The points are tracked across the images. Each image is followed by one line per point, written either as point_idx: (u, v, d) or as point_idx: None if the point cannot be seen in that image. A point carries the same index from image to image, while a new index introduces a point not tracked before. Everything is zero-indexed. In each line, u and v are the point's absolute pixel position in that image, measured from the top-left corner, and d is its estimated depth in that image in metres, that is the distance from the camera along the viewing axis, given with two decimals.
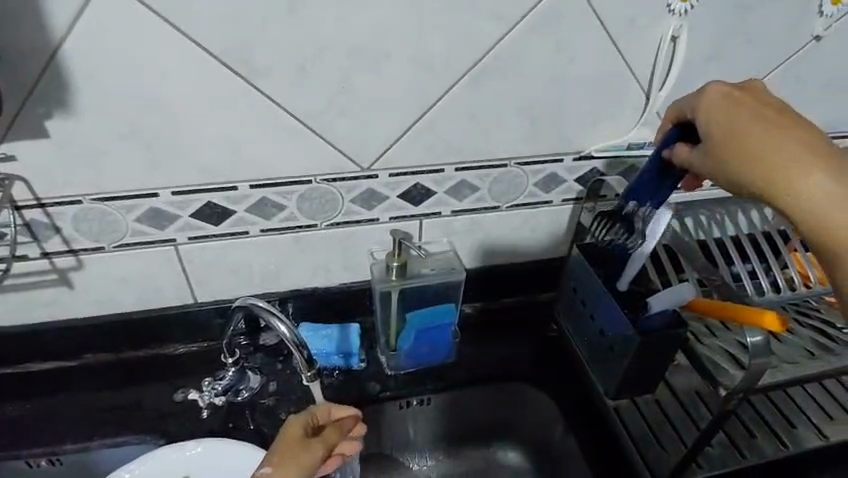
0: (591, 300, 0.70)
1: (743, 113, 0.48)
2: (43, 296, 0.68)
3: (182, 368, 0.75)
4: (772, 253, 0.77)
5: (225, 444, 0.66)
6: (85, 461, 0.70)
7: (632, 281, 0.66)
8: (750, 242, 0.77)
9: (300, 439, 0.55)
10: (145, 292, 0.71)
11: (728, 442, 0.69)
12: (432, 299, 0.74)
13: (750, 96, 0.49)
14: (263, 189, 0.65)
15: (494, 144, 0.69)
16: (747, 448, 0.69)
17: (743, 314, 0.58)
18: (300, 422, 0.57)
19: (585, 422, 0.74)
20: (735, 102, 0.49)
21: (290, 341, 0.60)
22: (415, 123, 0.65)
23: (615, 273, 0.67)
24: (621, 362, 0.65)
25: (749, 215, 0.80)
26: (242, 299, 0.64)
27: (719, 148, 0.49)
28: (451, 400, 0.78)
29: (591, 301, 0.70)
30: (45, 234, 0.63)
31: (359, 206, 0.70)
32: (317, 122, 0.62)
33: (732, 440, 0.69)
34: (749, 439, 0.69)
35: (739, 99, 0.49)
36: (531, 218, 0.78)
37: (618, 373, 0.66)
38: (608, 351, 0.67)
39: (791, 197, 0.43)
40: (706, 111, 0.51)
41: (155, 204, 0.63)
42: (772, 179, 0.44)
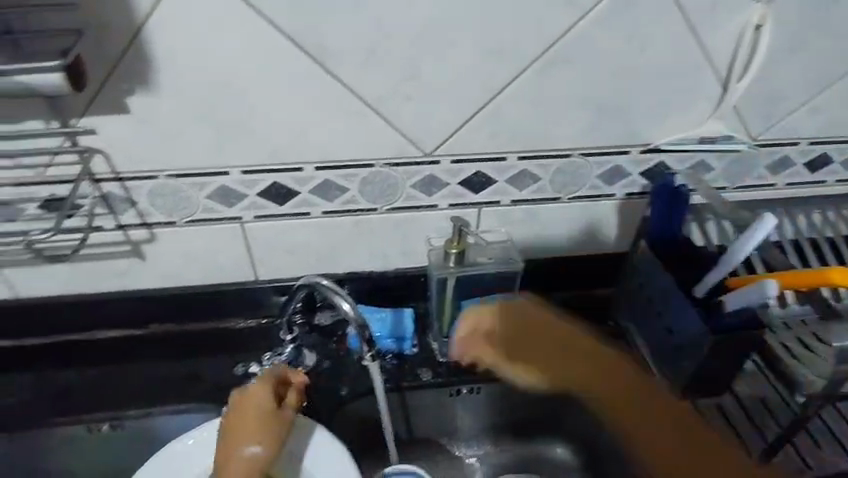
0: (659, 296, 0.66)
1: None
2: (116, 266, 0.72)
3: (241, 344, 0.77)
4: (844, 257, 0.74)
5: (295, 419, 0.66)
6: (149, 426, 0.73)
7: (711, 287, 0.63)
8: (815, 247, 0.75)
9: (265, 412, 0.62)
10: (209, 267, 0.74)
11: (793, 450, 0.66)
12: (487, 288, 0.74)
13: None
14: (327, 172, 0.66)
15: (559, 134, 0.68)
16: (813, 459, 0.66)
17: (808, 277, 0.59)
18: (268, 393, 0.63)
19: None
20: None
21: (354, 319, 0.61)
22: (480, 110, 0.64)
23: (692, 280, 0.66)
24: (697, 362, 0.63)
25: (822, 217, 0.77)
26: (307, 278, 0.65)
27: None
28: (499, 393, 0.77)
29: (659, 298, 0.67)
30: (121, 207, 0.66)
31: (420, 192, 0.70)
32: (383, 107, 0.62)
33: (799, 451, 0.66)
34: (815, 450, 0.66)
35: None
36: (591, 211, 0.76)
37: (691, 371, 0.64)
38: (679, 350, 0.65)
39: None
40: None
41: (225, 182, 0.65)
42: None
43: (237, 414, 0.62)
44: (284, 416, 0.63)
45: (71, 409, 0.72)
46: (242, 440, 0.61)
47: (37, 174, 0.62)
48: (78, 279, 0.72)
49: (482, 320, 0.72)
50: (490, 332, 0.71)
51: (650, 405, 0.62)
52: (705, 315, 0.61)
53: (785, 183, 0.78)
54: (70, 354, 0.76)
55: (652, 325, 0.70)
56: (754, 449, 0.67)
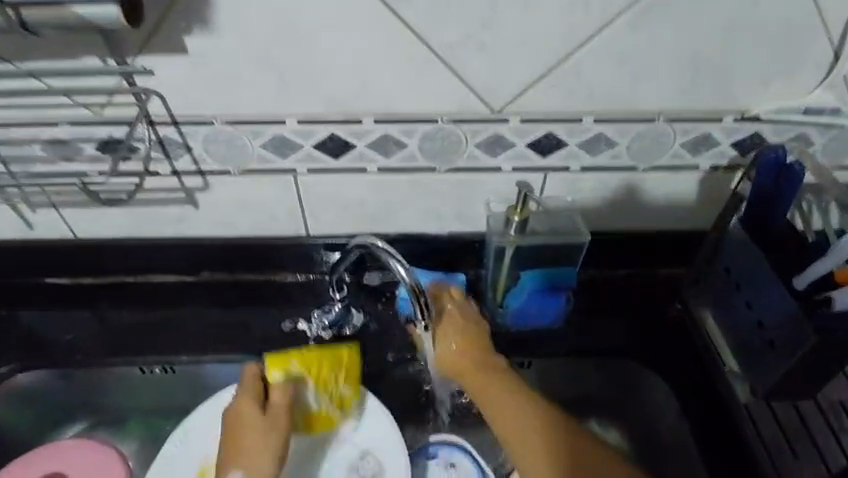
0: (749, 288, 0.58)
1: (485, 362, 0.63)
2: (170, 213, 0.71)
3: (290, 298, 0.77)
4: None
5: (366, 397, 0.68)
6: (199, 373, 0.74)
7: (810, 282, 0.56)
8: None
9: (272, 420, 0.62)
10: (261, 218, 0.72)
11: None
12: (549, 259, 0.69)
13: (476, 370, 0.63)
14: (386, 125, 0.62)
15: (644, 95, 0.61)
16: None
17: None
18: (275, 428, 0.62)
19: (705, 419, 0.67)
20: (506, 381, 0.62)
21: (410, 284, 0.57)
22: (558, 65, 0.58)
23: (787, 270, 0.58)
24: (778, 368, 0.56)
25: None
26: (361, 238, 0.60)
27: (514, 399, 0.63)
28: (547, 368, 0.74)
29: (750, 285, 0.58)
30: (176, 153, 0.64)
31: (483, 152, 0.65)
32: (452, 57, 0.57)
33: None
34: None
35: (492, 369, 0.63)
36: (668, 183, 0.70)
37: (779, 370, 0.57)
38: (766, 345, 0.57)
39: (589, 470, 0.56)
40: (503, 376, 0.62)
41: (281, 132, 0.62)
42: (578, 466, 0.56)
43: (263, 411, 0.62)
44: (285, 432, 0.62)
45: (126, 351, 0.74)
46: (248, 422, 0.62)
47: (95, 115, 0.60)
48: (133, 222, 0.72)
49: (461, 322, 0.66)
50: (468, 345, 0.64)
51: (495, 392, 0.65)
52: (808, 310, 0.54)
53: None
54: (126, 296, 0.77)
55: (735, 313, 0.62)
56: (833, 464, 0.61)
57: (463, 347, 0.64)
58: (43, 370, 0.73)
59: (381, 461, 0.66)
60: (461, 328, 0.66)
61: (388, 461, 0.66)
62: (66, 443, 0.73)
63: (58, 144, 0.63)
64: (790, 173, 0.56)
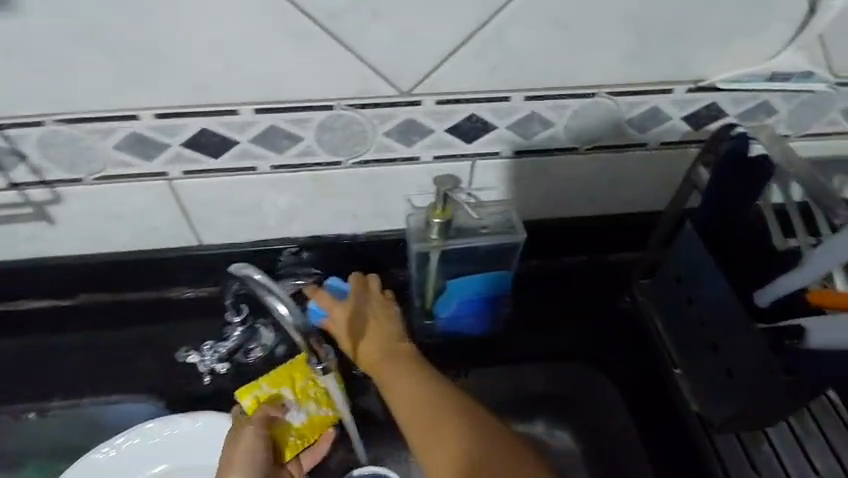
0: (717, 321, 0.48)
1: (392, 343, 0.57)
2: (21, 232, 0.58)
3: (187, 318, 0.65)
4: None
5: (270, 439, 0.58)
6: (83, 415, 0.63)
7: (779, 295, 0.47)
8: None
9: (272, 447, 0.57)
10: (138, 230, 0.60)
11: (831, 457, 0.55)
12: (480, 264, 0.59)
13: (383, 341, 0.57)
14: (271, 115, 0.50)
15: (582, 67, 0.51)
16: None
17: None
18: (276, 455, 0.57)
19: (661, 433, 0.62)
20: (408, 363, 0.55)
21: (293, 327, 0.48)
22: (475, 33, 0.47)
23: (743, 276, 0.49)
24: (739, 400, 0.48)
25: None
26: (236, 266, 0.50)
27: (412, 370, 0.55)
28: (488, 376, 0.66)
29: (697, 284, 0.50)
30: (9, 162, 0.51)
31: (396, 141, 0.54)
32: (341, 28, 0.45)
33: None
34: None
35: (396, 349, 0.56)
36: (613, 164, 0.61)
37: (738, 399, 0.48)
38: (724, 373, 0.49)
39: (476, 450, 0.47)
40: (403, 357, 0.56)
41: (138, 129, 0.50)
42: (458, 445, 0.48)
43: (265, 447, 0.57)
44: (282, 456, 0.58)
45: None
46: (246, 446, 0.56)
47: None
48: None
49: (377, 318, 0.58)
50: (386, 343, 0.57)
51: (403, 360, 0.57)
52: (773, 344, 0.45)
53: None
54: None
55: (692, 338, 0.53)
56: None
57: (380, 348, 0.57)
58: None
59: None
60: (379, 324, 0.58)
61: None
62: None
63: None
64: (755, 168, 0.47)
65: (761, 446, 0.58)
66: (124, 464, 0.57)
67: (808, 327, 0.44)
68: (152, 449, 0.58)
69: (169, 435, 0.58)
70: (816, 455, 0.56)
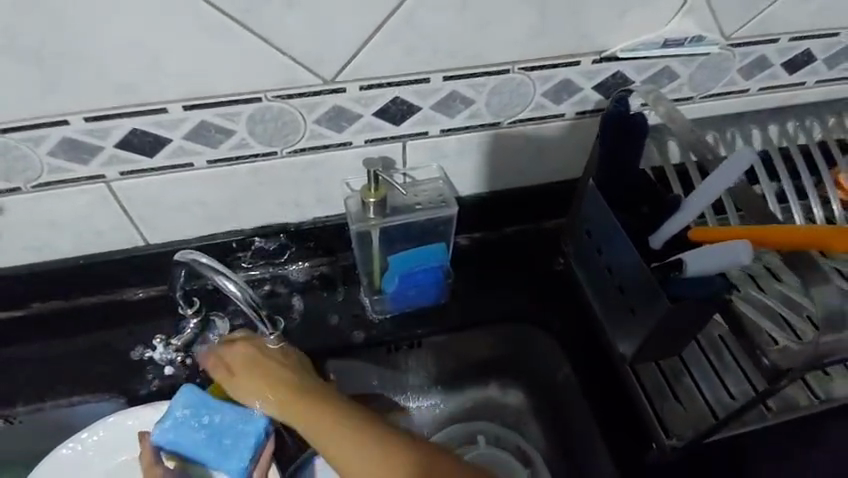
0: (619, 268, 0.55)
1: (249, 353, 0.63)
2: None
3: (140, 318, 0.66)
4: (809, 170, 0.68)
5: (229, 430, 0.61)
6: (42, 424, 0.63)
7: (668, 237, 0.52)
8: (784, 160, 0.67)
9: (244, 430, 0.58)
10: (83, 236, 0.61)
11: (745, 384, 0.60)
12: (418, 236, 0.64)
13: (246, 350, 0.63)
14: (200, 111, 0.52)
15: (492, 45, 0.54)
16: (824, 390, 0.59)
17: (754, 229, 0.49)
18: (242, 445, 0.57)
19: (602, 381, 0.66)
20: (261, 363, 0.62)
21: (244, 302, 0.57)
22: (387, 19, 0.50)
23: (644, 226, 0.54)
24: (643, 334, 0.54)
25: (786, 126, 0.70)
26: (182, 254, 0.57)
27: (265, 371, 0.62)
28: (440, 344, 0.70)
29: (602, 235, 0.56)
30: None
31: (327, 129, 0.57)
32: (258, 22, 0.47)
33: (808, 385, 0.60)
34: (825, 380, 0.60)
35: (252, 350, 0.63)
36: (535, 137, 0.65)
37: (643, 333, 0.54)
38: (628, 310, 0.55)
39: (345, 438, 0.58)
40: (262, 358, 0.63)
41: (69, 133, 0.51)
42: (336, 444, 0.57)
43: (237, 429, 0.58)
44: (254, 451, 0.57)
45: None
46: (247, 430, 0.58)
47: None
48: None
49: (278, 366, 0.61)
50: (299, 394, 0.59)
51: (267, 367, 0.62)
52: (664, 276, 0.50)
53: (763, 87, 0.66)
54: None
55: (605, 286, 0.58)
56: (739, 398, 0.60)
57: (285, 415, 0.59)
58: None
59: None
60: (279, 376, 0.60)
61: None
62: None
63: None
64: (633, 127, 0.51)
65: (683, 380, 0.62)
66: (86, 462, 0.58)
67: (685, 258, 0.48)
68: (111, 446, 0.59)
69: (132, 424, 0.59)
70: (732, 383, 0.61)
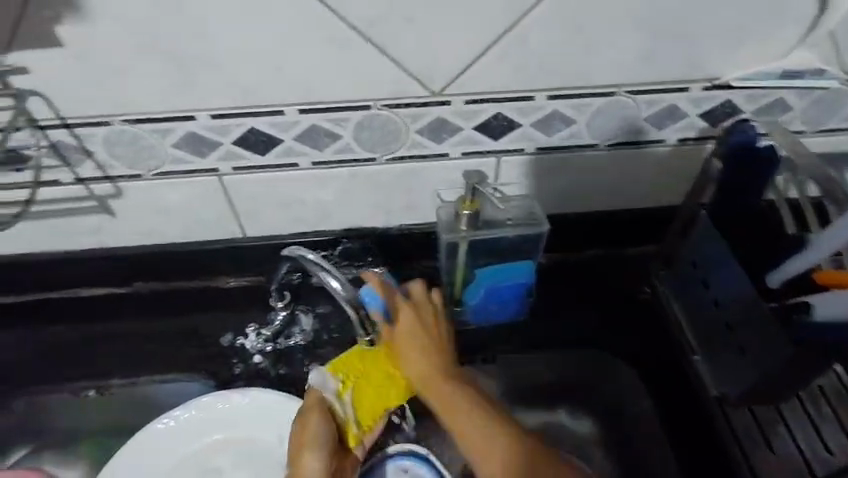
0: (731, 305, 0.54)
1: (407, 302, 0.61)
2: (85, 223, 0.63)
3: (230, 305, 0.70)
4: None
5: None
6: (136, 395, 0.68)
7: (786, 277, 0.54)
8: None
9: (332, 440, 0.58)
10: (189, 223, 0.65)
11: (844, 439, 0.60)
12: (507, 251, 0.63)
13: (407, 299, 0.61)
14: (313, 115, 0.54)
15: (602, 67, 0.54)
16: None
17: None
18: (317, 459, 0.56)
19: (683, 421, 0.65)
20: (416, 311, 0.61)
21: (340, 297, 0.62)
22: (502, 38, 0.50)
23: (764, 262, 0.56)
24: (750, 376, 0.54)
25: None
26: (292, 249, 0.63)
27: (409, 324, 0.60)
28: (514, 360, 0.69)
29: (712, 268, 0.56)
30: (76, 158, 0.55)
31: (428, 139, 0.58)
32: (380, 35, 0.49)
33: None
34: None
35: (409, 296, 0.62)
36: (632, 161, 0.64)
37: (752, 375, 0.53)
38: (738, 350, 0.55)
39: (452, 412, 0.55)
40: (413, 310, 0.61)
41: (193, 129, 0.54)
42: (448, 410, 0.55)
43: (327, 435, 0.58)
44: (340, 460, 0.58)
45: (57, 374, 0.68)
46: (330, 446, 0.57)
47: None
48: (45, 236, 0.64)
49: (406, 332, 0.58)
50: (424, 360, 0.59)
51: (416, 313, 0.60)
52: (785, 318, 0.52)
53: None
54: (44, 314, 0.70)
55: (711, 322, 0.58)
56: (839, 454, 0.59)
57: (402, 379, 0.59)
58: None
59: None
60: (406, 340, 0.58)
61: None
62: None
63: None
64: (751, 155, 0.54)
65: (778, 429, 0.62)
66: (177, 438, 0.62)
67: (812, 301, 0.50)
68: (200, 425, 0.62)
69: (221, 406, 0.62)
70: (829, 436, 0.60)
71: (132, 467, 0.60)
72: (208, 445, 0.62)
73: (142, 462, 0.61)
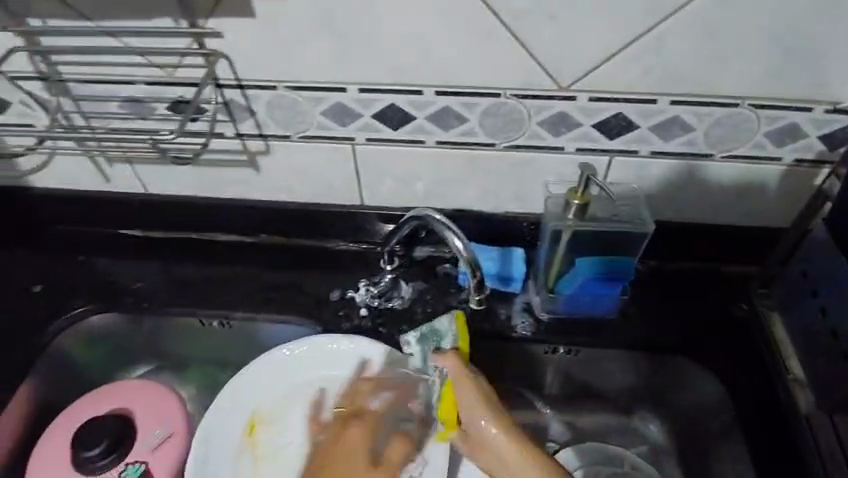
0: (836, 307, 0.59)
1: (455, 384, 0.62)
2: (234, 174, 0.73)
3: (340, 265, 0.77)
4: None
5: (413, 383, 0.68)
6: (251, 329, 0.76)
7: None
8: None
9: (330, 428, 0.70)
10: (318, 185, 0.73)
11: None
12: (609, 246, 0.67)
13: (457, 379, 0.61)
14: (447, 98, 0.60)
15: (728, 78, 0.56)
16: None
17: None
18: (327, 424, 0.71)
19: (774, 448, 0.63)
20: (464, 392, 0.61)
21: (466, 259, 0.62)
22: (635, 41, 0.54)
23: None
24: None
25: None
26: (420, 211, 0.64)
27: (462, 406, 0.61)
28: (600, 355, 0.72)
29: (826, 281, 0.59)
30: (241, 116, 0.65)
31: (547, 131, 0.62)
32: (523, 29, 0.54)
33: None
34: None
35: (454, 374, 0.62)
36: (745, 176, 0.65)
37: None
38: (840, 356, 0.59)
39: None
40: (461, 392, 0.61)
41: (342, 100, 0.62)
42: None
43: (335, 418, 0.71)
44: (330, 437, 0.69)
45: (191, 301, 0.76)
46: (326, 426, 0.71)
47: (167, 75, 0.61)
48: (200, 181, 0.75)
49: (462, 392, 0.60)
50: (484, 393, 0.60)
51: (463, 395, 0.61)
52: None
53: None
54: (182, 250, 0.80)
55: (813, 334, 0.62)
56: None
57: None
58: (108, 315, 0.75)
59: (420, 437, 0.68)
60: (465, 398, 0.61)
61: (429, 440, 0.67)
62: (114, 386, 0.73)
63: (134, 101, 0.64)
64: None
65: None
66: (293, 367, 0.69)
67: None
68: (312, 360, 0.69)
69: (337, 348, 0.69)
70: None
71: (252, 382, 0.68)
72: (319, 379, 0.70)
73: (262, 382, 0.69)
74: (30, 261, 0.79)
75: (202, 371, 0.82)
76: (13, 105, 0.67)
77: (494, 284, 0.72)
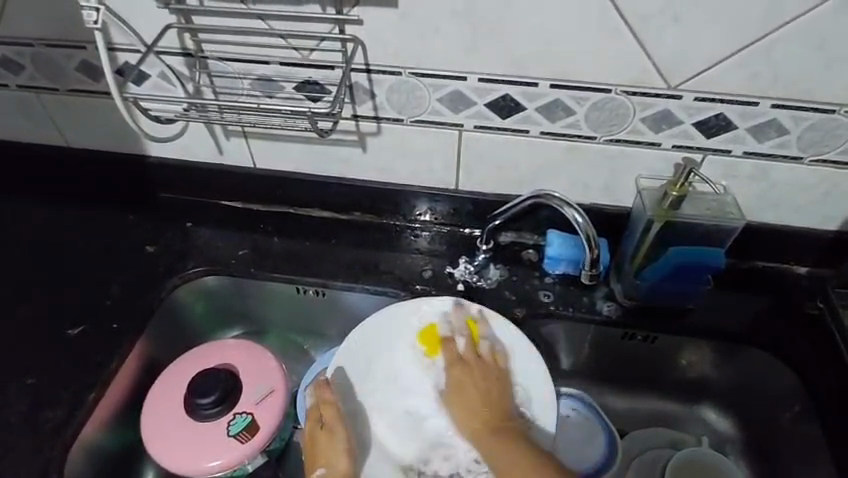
0: None
1: (475, 354, 0.69)
2: (340, 154, 0.78)
3: (430, 246, 0.82)
4: None
5: (516, 342, 0.70)
6: (344, 299, 0.81)
7: None
8: None
9: (332, 442, 0.64)
10: (419, 170, 0.78)
11: None
12: (698, 240, 0.71)
13: (472, 356, 0.69)
14: (560, 91, 0.65)
15: (829, 86, 0.60)
16: None
17: None
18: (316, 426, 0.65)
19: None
20: (473, 364, 0.68)
21: (583, 227, 0.70)
22: (747, 46, 0.58)
23: None
24: None
25: None
26: (535, 191, 0.73)
27: (471, 365, 0.68)
28: (675, 343, 0.76)
29: None
30: (361, 98, 0.70)
31: (648, 127, 0.67)
32: (643, 30, 0.59)
33: None
34: None
35: (470, 346, 0.70)
36: (831, 180, 0.69)
37: None
38: None
39: (497, 452, 0.62)
40: (454, 351, 0.70)
41: (460, 88, 0.67)
42: (484, 439, 0.64)
43: (312, 436, 0.65)
44: (339, 435, 0.64)
45: (291, 268, 0.81)
46: (324, 453, 0.64)
47: (302, 57, 0.67)
48: (306, 159, 0.80)
49: (476, 355, 0.69)
50: (461, 387, 0.67)
51: (490, 363, 0.68)
52: None
53: None
54: (280, 224, 0.85)
55: None
56: None
57: (508, 381, 0.68)
58: (217, 277, 0.81)
59: (527, 391, 0.68)
60: (477, 361, 0.68)
61: (535, 395, 0.68)
62: (208, 346, 0.78)
63: (264, 81, 0.70)
64: None
65: None
66: (405, 326, 0.72)
67: None
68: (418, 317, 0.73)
69: (445, 306, 0.73)
70: None
71: (374, 333, 0.72)
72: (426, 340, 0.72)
73: (382, 334, 0.72)
74: (143, 224, 0.85)
75: (285, 338, 0.88)
76: (151, 77, 0.72)
77: (599, 267, 0.75)
